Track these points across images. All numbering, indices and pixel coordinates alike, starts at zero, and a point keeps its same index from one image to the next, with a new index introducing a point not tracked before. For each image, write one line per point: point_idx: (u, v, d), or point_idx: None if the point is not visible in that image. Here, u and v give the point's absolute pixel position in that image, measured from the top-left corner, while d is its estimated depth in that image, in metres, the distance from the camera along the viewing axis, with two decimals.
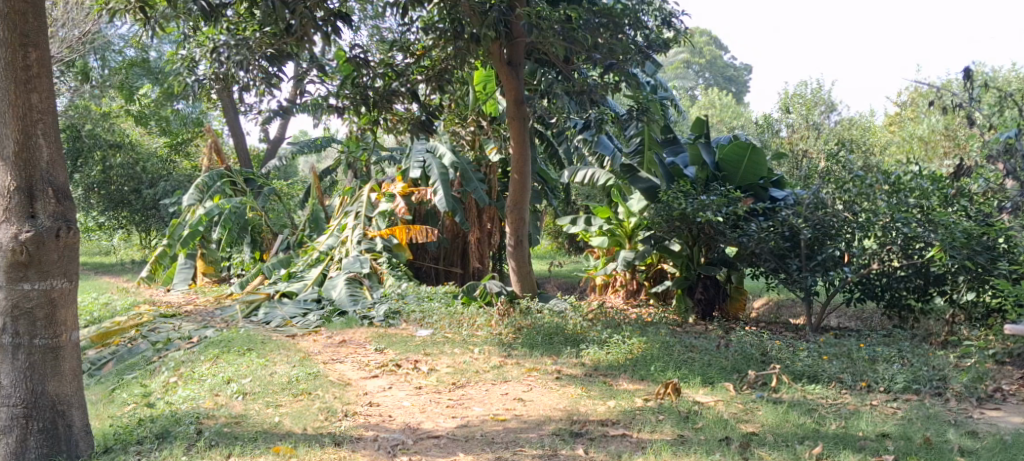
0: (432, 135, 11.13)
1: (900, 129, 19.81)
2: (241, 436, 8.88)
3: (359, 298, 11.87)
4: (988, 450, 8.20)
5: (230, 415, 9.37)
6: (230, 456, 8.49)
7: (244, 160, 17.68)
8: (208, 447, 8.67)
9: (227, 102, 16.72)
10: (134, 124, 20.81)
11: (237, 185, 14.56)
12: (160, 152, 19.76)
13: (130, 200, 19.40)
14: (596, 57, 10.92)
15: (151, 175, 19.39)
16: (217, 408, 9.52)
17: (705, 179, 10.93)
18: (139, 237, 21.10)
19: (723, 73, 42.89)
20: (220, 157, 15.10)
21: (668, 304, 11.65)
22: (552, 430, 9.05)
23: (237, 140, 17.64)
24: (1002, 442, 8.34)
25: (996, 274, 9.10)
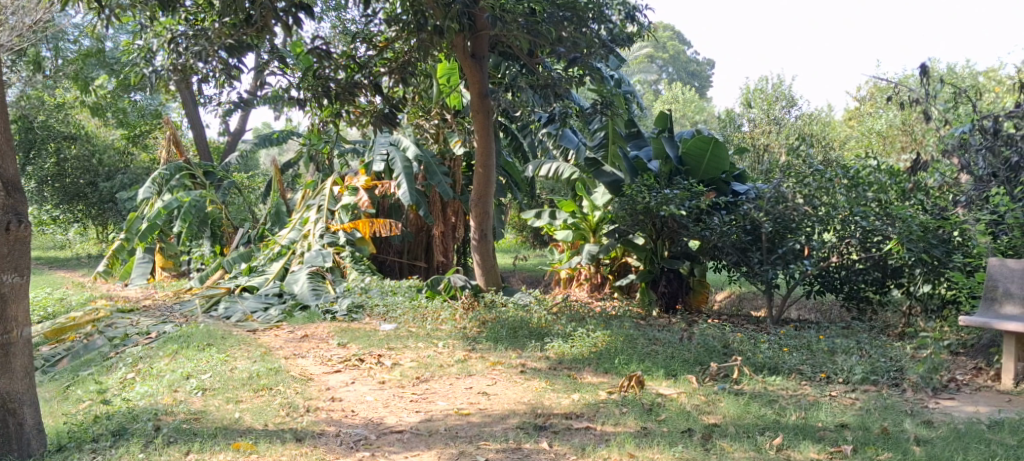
0: (395, 128, 11.09)
1: (858, 123, 19.40)
2: (200, 431, 8.62)
3: (321, 293, 12.19)
4: (942, 439, 8.48)
5: (190, 411, 9.06)
6: (189, 453, 8.25)
7: (204, 152, 17.73)
8: (165, 445, 8.38)
9: (187, 95, 16.95)
10: (90, 116, 21.24)
11: (196, 179, 15.12)
12: (118, 145, 20.17)
13: (86, 193, 19.84)
14: (560, 51, 10.37)
15: (108, 168, 19.85)
16: (175, 405, 9.23)
17: (669, 172, 11.95)
18: (96, 231, 21.25)
19: (686, 68, 44.05)
20: (179, 149, 15.37)
21: (633, 297, 12.81)
22: (516, 424, 8.88)
23: (198, 132, 17.70)
24: (956, 431, 8.60)
25: (951, 266, 10.36)
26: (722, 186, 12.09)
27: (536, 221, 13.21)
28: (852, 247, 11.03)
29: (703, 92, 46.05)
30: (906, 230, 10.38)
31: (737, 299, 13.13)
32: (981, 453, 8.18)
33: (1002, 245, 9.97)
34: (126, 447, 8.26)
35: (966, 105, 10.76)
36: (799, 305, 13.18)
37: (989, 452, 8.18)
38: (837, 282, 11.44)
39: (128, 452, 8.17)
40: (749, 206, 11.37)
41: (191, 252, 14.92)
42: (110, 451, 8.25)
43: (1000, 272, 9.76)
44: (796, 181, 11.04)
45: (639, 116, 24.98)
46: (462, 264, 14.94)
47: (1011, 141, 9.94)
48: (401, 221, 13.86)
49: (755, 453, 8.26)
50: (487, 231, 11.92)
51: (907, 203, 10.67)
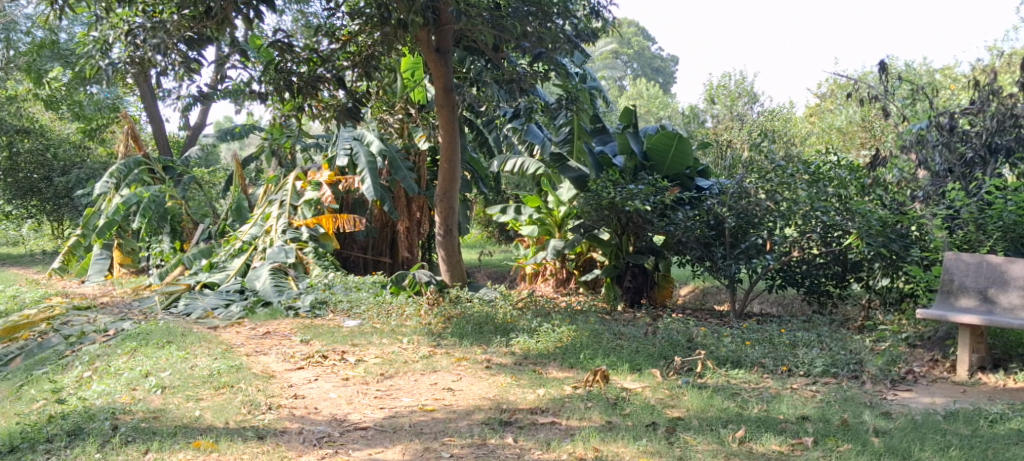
0: (359, 123, 10.94)
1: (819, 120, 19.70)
2: (159, 430, 8.49)
3: (284, 289, 12.05)
4: (900, 430, 8.62)
5: (149, 409, 8.92)
6: (148, 452, 8.12)
7: (164, 147, 17.43)
8: (123, 444, 8.24)
9: (145, 88, 16.66)
10: (44, 108, 20.84)
11: (156, 173, 14.94)
12: (73, 139, 19.86)
13: (40, 188, 19.42)
14: (525, 46, 10.30)
15: (63, 162, 19.47)
16: (133, 403, 9.08)
17: (633, 167, 11.99)
18: (50, 226, 20.83)
19: (650, 64, 44.33)
20: (137, 143, 15.11)
21: (597, 292, 12.89)
22: (481, 420, 8.86)
23: (156, 126, 17.37)
24: (913, 422, 8.75)
25: (909, 261, 10.55)
26: (686, 181, 12.12)
27: (501, 216, 13.12)
28: (813, 242, 11.14)
29: (667, 88, 46.37)
30: (865, 224, 10.55)
31: (701, 294, 13.28)
32: (938, 443, 8.33)
33: (958, 239, 10.23)
34: (82, 447, 8.12)
35: (923, 101, 11.00)
36: (761, 298, 13.31)
37: (945, 442, 8.33)
38: (799, 277, 11.61)
39: (84, 452, 8.03)
40: (713, 201, 11.43)
41: (150, 247, 14.68)
42: (65, 451, 8.10)
43: (955, 266, 9.98)
44: (758, 177, 11.18)
45: (607, 112, 25.10)
46: (427, 260, 14.91)
47: (966, 137, 10.36)
48: (365, 217, 13.77)
49: (718, 445, 8.34)
50: (452, 227, 11.87)
51: (865, 198, 10.86)
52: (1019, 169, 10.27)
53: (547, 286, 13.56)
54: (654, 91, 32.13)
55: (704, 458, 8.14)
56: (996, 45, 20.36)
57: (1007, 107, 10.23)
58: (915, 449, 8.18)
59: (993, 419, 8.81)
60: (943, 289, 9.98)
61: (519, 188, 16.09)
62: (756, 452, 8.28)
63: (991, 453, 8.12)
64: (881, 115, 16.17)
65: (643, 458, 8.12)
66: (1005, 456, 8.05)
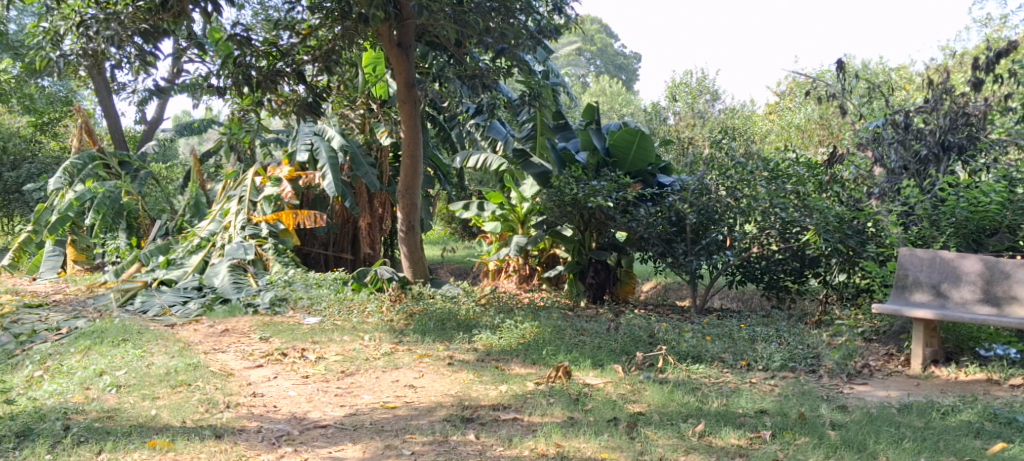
0: (320, 117, 11.01)
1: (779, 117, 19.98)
2: (114, 430, 8.33)
3: (242, 286, 11.90)
4: (856, 423, 8.76)
5: (103, 409, 8.74)
6: (101, 453, 7.96)
7: (120, 141, 17.16)
8: (75, 445, 8.07)
9: (100, 81, 16.38)
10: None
11: (111, 169, 14.87)
12: (24, 133, 19.40)
13: None
14: (487, 42, 10.30)
15: (14, 156, 18.99)
16: (86, 403, 8.89)
17: (596, 164, 11.99)
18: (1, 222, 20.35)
19: (613, 61, 44.53)
20: (91, 137, 14.90)
21: (560, 288, 12.95)
22: (443, 417, 8.83)
23: (111, 120, 17.01)
24: (869, 415, 8.88)
25: (865, 256, 10.74)
26: (648, 178, 12.22)
27: (465, 212, 13.05)
28: (772, 238, 11.31)
29: (629, 85, 46.61)
30: (823, 221, 10.69)
31: (663, 289, 13.36)
32: (892, 436, 8.46)
33: (912, 235, 10.40)
34: (32, 448, 7.94)
35: (879, 100, 11.24)
36: (722, 294, 13.47)
37: (899, 434, 8.47)
38: (758, 272, 11.79)
39: (34, 453, 7.87)
40: (675, 197, 11.56)
41: (105, 244, 14.41)
42: (14, 453, 7.90)
43: (910, 261, 10.15)
44: (718, 174, 11.37)
45: (574, 110, 25.19)
46: (389, 257, 14.80)
47: (920, 135, 10.63)
48: (326, 213, 13.68)
49: (678, 440, 8.41)
50: (414, 223, 11.82)
51: (823, 195, 11.08)
52: (970, 166, 10.60)
53: (511, 282, 13.57)
54: (618, 89, 32.27)
55: (666, 452, 8.20)
56: (951, 45, 20.80)
57: (960, 106, 10.51)
58: (870, 442, 8.31)
59: (945, 411, 8.98)
60: (900, 284, 10.16)
61: (482, 184, 16.03)
62: (715, 445, 8.36)
63: (943, 444, 8.27)
64: (839, 114, 16.45)
65: (604, 453, 8.16)
66: (956, 448, 8.21)
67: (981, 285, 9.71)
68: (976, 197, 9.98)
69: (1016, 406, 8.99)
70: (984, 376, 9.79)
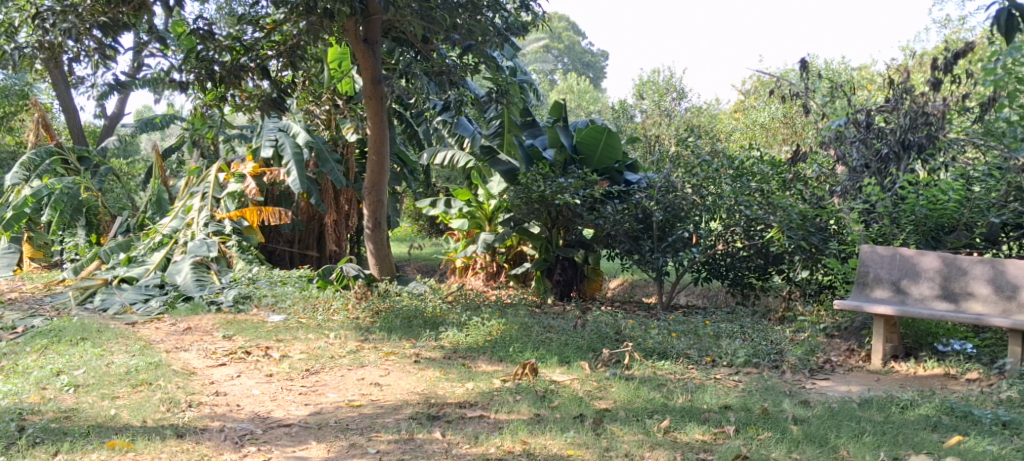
0: (284, 114, 10.79)
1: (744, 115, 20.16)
2: (71, 431, 8.17)
3: (205, 284, 11.79)
4: (817, 418, 8.84)
5: (60, 409, 8.57)
6: (58, 454, 7.80)
7: (78, 136, 16.90)
8: (31, 446, 7.90)
9: (58, 75, 16.13)
10: None
11: (70, 164, 14.59)
12: None
13: None
14: (454, 38, 10.21)
15: None
16: (43, 403, 8.70)
17: (564, 161, 12.08)
18: None
19: (581, 59, 44.62)
20: (48, 132, 14.67)
21: (528, 285, 12.93)
22: (409, 415, 8.78)
23: (70, 115, 16.71)
24: (830, 411, 8.98)
25: (827, 253, 10.89)
26: (614, 176, 12.33)
27: (432, 210, 13.01)
28: (737, 235, 11.45)
29: (596, 82, 46.72)
30: (786, 218, 10.84)
31: (630, 286, 13.50)
32: (853, 429, 8.55)
33: (873, 233, 10.57)
34: None
35: (841, 99, 11.41)
36: (687, 291, 13.58)
37: (860, 428, 8.56)
38: (723, 270, 11.92)
39: None
40: (642, 195, 11.71)
41: (63, 241, 14.25)
42: None
43: (872, 258, 10.33)
44: (683, 171, 11.46)
45: (545, 108, 25.25)
46: (355, 253, 14.77)
47: (881, 134, 10.86)
48: (290, 209, 13.59)
49: (644, 435, 8.43)
50: (381, 220, 11.75)
51: (787, 193, 11.17)
52: (929, 165, 10.77)
53: (477, 279, 13.57)
54: (585, 86, 32.35)
55: (631, 448, 8.19)
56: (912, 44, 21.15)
57: (920, 105, 10.64)
58: (832, 436, 8.39)
59: (904, 405, 9.11)
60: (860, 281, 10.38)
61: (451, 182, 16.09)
62: (679, 441, 8.40)
63: (902, 438, 8.37)
64: (803, 113, 16.63)
65: (570, 450, 8.16)
66: (914, 441, 8.31)
67: (939, 282, 9.89)
68: (935, 196, 10.16)
69: (973, 400, 9.14)
70: (941, 371, 9.97)
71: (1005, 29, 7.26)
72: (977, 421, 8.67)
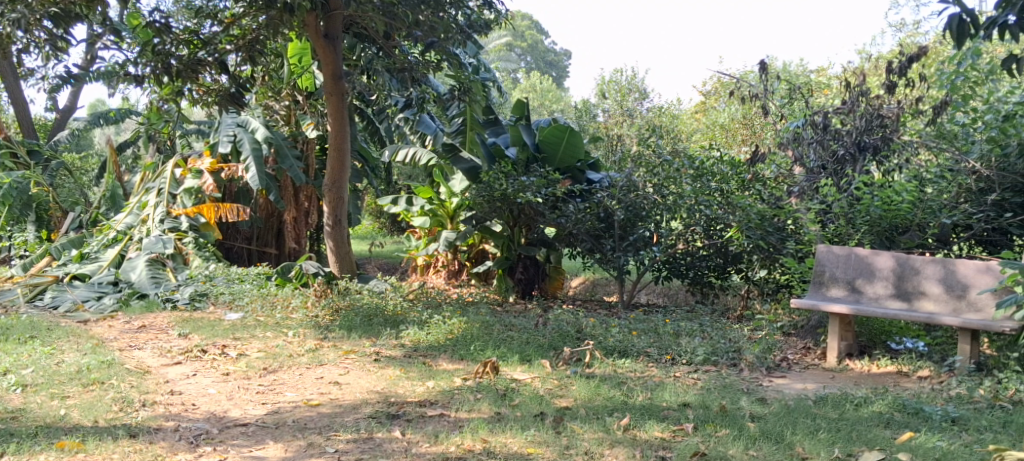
0: (243, 109, 10.68)
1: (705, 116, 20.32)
2: (18, 431, 7.95)
3: (161, 281, 11.61)
4: (774, 414, 8.84)
5: (6, 410, 8.34)
6: (4, 455, 7.59)
7: (28, 130, 16.59)
8: None
9: (8, 68, 15.83)
10: None
11: (19, 158, 14.35)
12: None
13: None
14: (416, 35, 10.11)
15: None
16: None
17: (525, 159, 12.04)
18: None
19: (544, 57, 44.68)
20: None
21: (489, 284, 12.94)
22: (368, 413, 8.66)
23: (20, 109, 16.41)
24: (787, 407, 8.98)
25: (784, 252, 11.03)
26: (576, 174, 12.41)
27: (393, 207, 12.94)
28: (697, 234, 11.57)
29: (559, 81, 46.78)
30: (746, 217, 11.03)
31: (591, 284, 13.58)
32: (809, 426, 8.52)
33: (829, 232, 10.71)
34: None
35: (799, 101, 11.60)
36: (647, 290, 13.68)
37: (815, 425, 8.51)
38: (683, 268, 12.08)
39: None
40: (603, 194, 11.81)
41: (12, 237, 14.02)
42: None
43: (828, 257, 10.50)
44: (646, 171, 11.49)
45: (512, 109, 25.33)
46: (314, 251, 14.71)
47: (838, 136, 10.95)
48: (248, 205, 13.48)
49: (604, 433, 8.34)
50: (341, 217, 11.66)
51: (746, 193, 11.42)
52: (884, 167, 10.95)
53: (437, 278, 13.52)
54: (548, 85, 32.38)
55: (591, 446, 8.09)
56: (869, 48, 21.44)
57: (875, 108, 10.84)
58: (788, 433, 8.33)
59: (858, 402, 9.12)
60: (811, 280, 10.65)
61: (412, 179, 16.24)
62: (639, 438, 8.31)
63: (855, 434, 8.32)
64: (763, 114, 16.80)
65: (531, 448, 8.06)
66: (867, 437, 8.26)
67: (893, 281, 10.05)
68: (889, 196, 10.30)
69: (923, 397, 9.16)
70: (894, 369, 10.08)
71: (957, 35, 7.50)
72: (928, 417, 8.67)
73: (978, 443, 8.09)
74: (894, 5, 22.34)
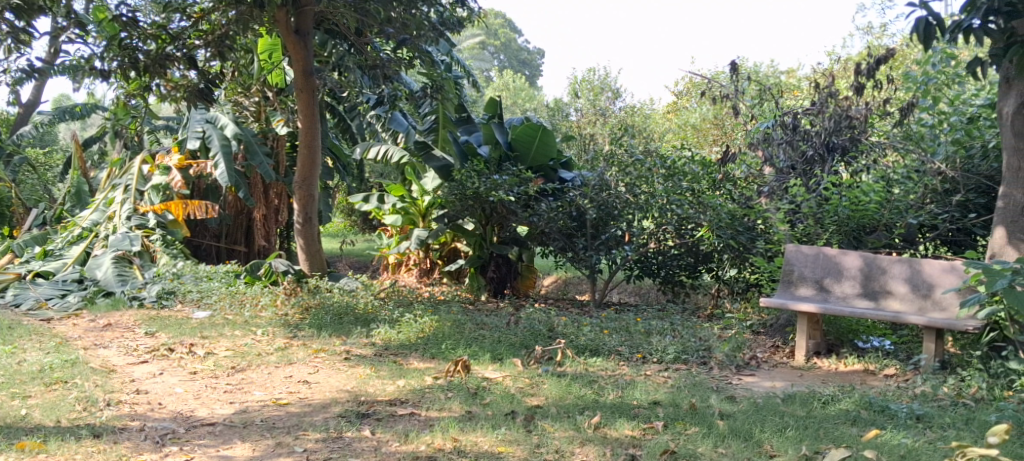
0: (211, 105, 10.51)
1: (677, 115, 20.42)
2: None
3: (127, 279, 11.46)
4: (743, 412, 8.84)
5: None
6: None
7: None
8: None
9: None
10: None
11: None
12: None
13: None
14: (388, 31, 10.02)
15: None
16: None
17: (498, 158, 12.14)
18: None
19: (518, 56, 44.62)
20: None
21: (461, 282, 12.91)
22: (337, 413, 8.56)
23: None
24: (755, 405, 9.00)
25: (755, 252, 11.11)
26: (549, 173, 12.45)
27: (364, 205, 12.82)
28: (669, 234, 11.57)
29: (531, 80, 46.76)
30: (716, 217, 11.04)
31: (563, 283, 13.53)
32: (778, 424, 8.53)
33: (798, 232, 10.78)
34: None
35: (769, 102, 11.75)
36: (618, 289, 13.73)
37: (782, 423, 8.52)
38: (655, 268, 12.05)
39: None
40: (575, 193, 11.82)
41: None
42: None
43: (797, 257, 10.60)
44: (618, 170, 11.60)
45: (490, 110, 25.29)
46: (285, 249, 14.61)
47: (806, 136, 11.17)
48: (217, 203, 13.38)
49: (575, 432, 8.31)
50: (311, 215, 11.59)
51: (717, 192, 11.40)
52: (852, 167, 10.96)
53: (409, 276, 13.45)
54: (522, 84, 32.32)
55: (562, 445, 8.06)
56: (838, 50, 21.66)
57: (843, 109, 10.96)
58: (756, 431, 8.33)
59: (825, 400, 9.14)
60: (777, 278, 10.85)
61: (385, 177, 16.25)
62: (609, 437, 8.28)
63: (822, 432, 8.32)
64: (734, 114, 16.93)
65: (502, 446, 8.00)
66: (834, 435, 8.25)
67: (861, 281, 10.15)
68: (857, 196, 10.40)
69: (889, 394, 9.19)
70: (861, 367, 10.15)
71: (924, 37, 7.88)
72: (894, 415, 8.68)
73: (941, 440, 8.10)
74: (862, 8, 22.60)
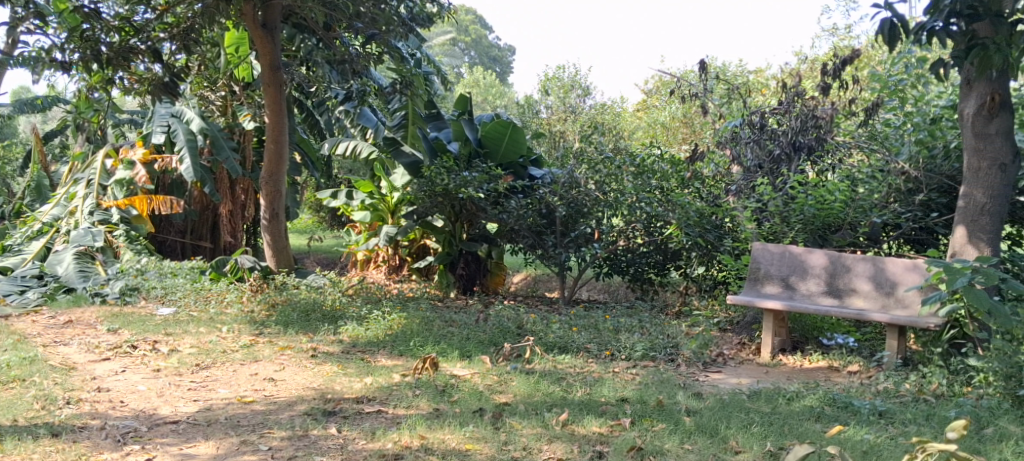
0: (177, 99, 10.10)
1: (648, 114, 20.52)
2: None
3: (89, 275, 11.30)
4: (709, 409, 8.85)
5: None
6: None
7: None
8: None
9: None
10: None
11: None
12: None
13: None
14: (356, 26, 9.88)
15: None
16: None
17: (468, 155, 12.12)
18: None
19: (488, 53, 44.57)
20: None
21: (429, 279, 12.89)
22: (303, 410, 8.46)
23: None
24: (721, 402, 9.01)
25: (722, 250, 11.21)
26: (519, 169, 12.39)
27: (332, 201, 12.79)
28: (637, 231, 11.71)
29: (500, 76, 46.73)
30: (684, 215, 11.16)
31: (533, 280, 13.56)
32: (743, 421, 8.54)
33: (765, 230, 10.87)
34: None
35: (737, 101, 11.87)
36: (587, 287, 13.76)
37: (748, 419, 8.53)
38: (624, 265, 12.12)
39: None
40: (545, 190, 11.79)
41: None
42: None
43: (762, 255, 10.67)
44: (587, 168, 11.61)
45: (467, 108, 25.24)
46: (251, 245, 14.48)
47: (773, 136, 11.16)
48: (182, 198, 13.25)
49: (543, 429, 8.26)
50: (278, 211, 11.51)
51: (686, 191, 11.50)
52: (818, 166, 11.11)
53: (377, 273, 13.37)
54: (493, 81, 32.27)
55: (529, 442, 8.02)
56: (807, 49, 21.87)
57: (810, 109, 10.95)
58: (722, 427, 8.35)
59: (790, 397, 9.19)
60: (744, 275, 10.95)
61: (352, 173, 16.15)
62: (577, 434, 8.26)
63: (787, 428, 8.36)
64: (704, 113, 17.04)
65: (469, 444, 7.93)
66: (799, 431, 8.29)
67: (826, 279, 10.22)
68: (822, 196, 10.49)
69: (852, 391, 9.26)
70: (825, 364, 10.24)
71: (889, 38, 7.96)
72: (857, 411, 8.73)
73: (903, 436, 8.16)
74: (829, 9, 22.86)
